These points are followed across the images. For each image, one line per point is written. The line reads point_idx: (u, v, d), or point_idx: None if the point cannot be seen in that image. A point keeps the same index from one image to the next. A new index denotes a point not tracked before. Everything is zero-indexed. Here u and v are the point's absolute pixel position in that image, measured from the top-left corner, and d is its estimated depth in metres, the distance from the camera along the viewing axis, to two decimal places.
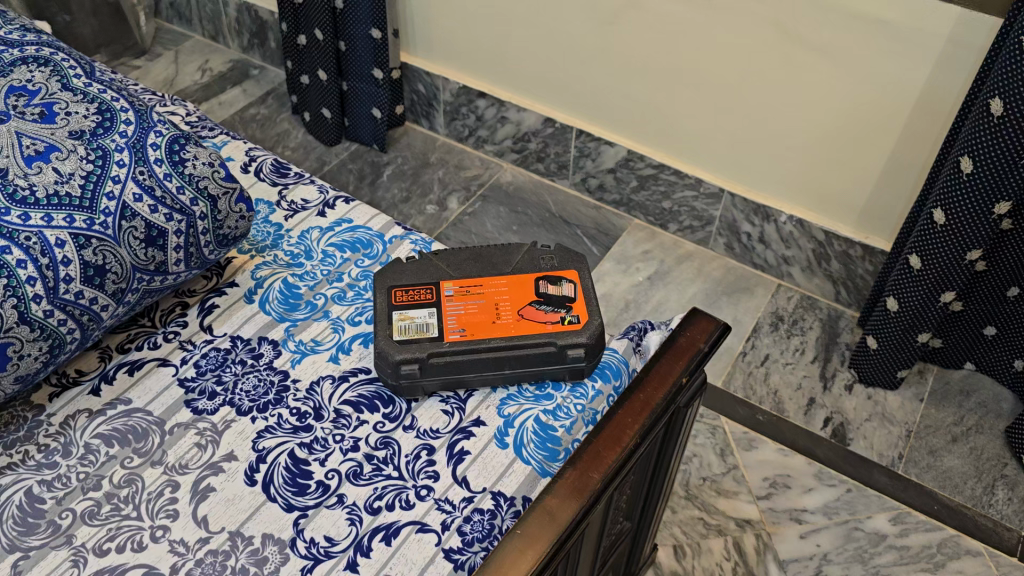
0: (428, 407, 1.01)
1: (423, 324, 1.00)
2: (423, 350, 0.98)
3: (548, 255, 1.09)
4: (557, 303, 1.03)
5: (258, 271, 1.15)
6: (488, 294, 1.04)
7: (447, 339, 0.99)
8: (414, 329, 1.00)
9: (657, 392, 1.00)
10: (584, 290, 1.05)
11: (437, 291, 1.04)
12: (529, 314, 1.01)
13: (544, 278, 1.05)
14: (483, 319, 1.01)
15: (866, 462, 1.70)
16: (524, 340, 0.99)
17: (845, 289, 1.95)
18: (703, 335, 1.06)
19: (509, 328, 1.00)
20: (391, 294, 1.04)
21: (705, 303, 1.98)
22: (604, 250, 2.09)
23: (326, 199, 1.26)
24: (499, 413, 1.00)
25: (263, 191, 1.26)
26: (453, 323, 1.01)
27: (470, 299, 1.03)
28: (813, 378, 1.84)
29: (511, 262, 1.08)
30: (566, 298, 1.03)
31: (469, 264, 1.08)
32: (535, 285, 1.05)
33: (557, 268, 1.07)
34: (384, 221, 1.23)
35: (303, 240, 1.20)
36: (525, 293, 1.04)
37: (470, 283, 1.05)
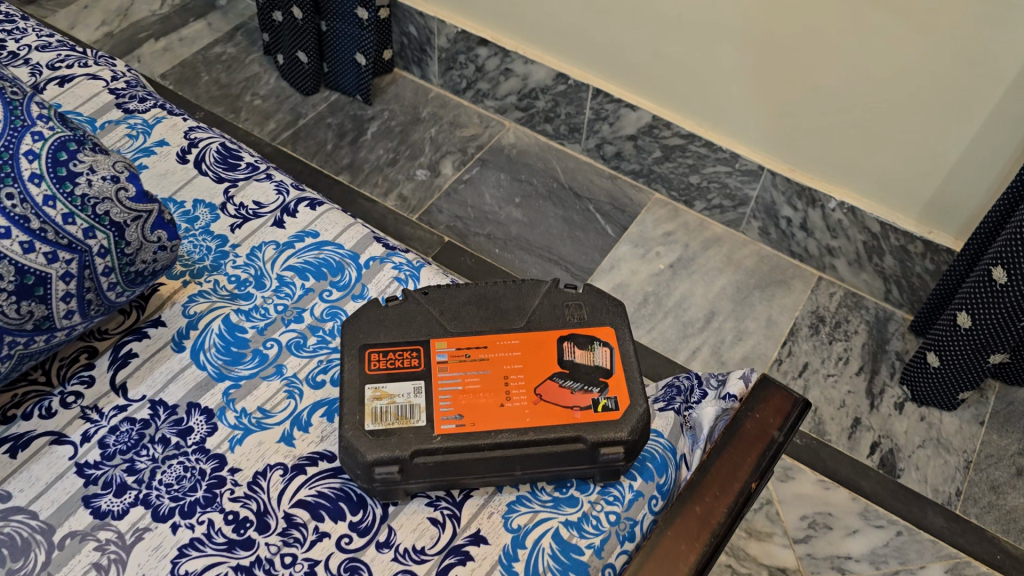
0: (411, 515, 0.76)
1: (405, 407, 0.74)
2: (405, 446, 0.72)
3: (576, 306, 0.82)
4: (588, 378, 0.76)
5: (192, 305, 0.88)
6: (495, 362, 0.77)
7: (437, 431, 0.73)
8: (393, 414, 0.74)
9: (718, 505, 0.75)
10: (624, 357, 0.78)
11: (426, 356, 0.78)
12: (549, 395, 0.75)
13: (570, 339, 0.79)
14: (488, 400, 0.75)
15: (918, 499, 1.47)
16: (542, 436, 0.73)
17: (898, 288, 1.68)
18: (776, 419, 0.80)
19: (523, 415, 0.74)
20: (365, 358, 0.77)
21: (735, 298, 1.71)
22: (620, 230, 1.81)
23: (286, 202, 0.97)
24: (505, 524, 0.75)
25: (203, 189, 0.97)
26: (447, 405, 0.74)
27: (470, 370, 0.77)
28: (858, 393, 1.60)
29: (525, 312, 0.82)
30: (600, 369, 0.77)
31: (469, 314, 0.81)
32: (557, 350, 0.78)
33: (588, 325, 0.81)
34: (361, 235, 0.96)
35: (253, 260, 0.92)
36: (544, 363, 0.77)
37: (470, 344, 0.79)
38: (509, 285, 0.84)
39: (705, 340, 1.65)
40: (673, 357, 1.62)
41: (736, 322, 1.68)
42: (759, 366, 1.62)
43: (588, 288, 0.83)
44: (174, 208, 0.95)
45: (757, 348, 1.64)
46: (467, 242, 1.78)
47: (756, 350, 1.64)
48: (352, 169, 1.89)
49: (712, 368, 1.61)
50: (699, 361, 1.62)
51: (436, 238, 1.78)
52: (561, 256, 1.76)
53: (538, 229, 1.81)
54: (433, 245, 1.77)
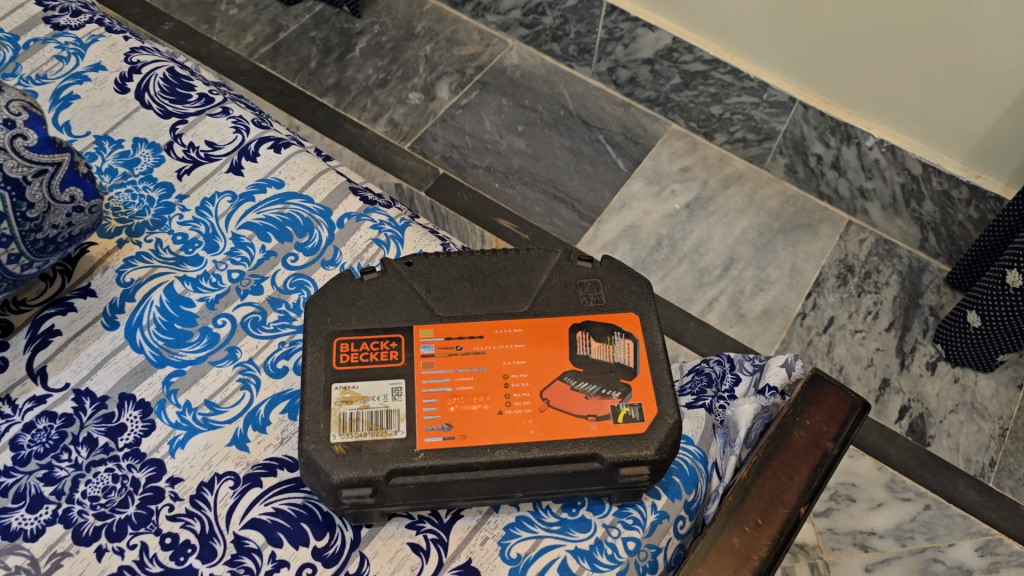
0: (390, 542, 0.63)
1: (379, 414, 0.60)
2: (379, 465, 0.58)
3: (592, 285, 0.67)
4: (606, 380, 0.62)
5: (128, 271, 0.73)
6: (493, 357, 0.63)
7: (419, 445, 0.59)
8: (365, 422, 0.60)
9: (759, 537, 0.62)
10: (650, 353, 0.64)
11: (407, 348, 0.63)
12: (558, 401, 0.61)
13: (585, 329, 0.65)
14: (483, 406, 0.60)
15: (949, 469, 1.35)
16: (549, 454, 0.59)
17: (936, 236, 1.53)
18: (829, 427, 0.67)
19: (526, 427, 0.60)
20: (332, 349, 0.63)
21: (757, 243, 1.56)
22: (632, 165, 1.64)
23: (244, 143, 0.82)
24: (502, 554, 0.62)
25: (145, 125, 0.81)
26: (432, 412, 0.60)
27: (461, 367, 0.62)
28: (888, 352, 1.46)
29: (530, 292, 0.67)
30: (620, 369, 0.63)
31: (460, 293, 0.66)
32: (569, 343, 0.64)
33: (605, 309, 0.66)
34: (334, 185, 0.80)
35: (203, 215, 0.77)
36: (553, 360, 0.63)
37: (462, 333, 0.64)
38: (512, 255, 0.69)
39: (723, 289, 1.51)
40: (688, 309, 1.48)
41: (757, 271, 1.53)
42: (781, 318, 1.48)
43: (607, 261, 0.68)
44: (111, 148, 0.80)
45: (780, 300, 1.50)
46: (464, 175, 1.61)
47: (778, 302, 1.50)
48: (338, 90, 1.70)
49: (729, 321, 1.47)
50: (716, 314, 1.48)
51: (430, 169, 1.61)
52: (567, 192, 1.60)
53: (541, 162, 1.63)
54: (426, 177, 1.60)
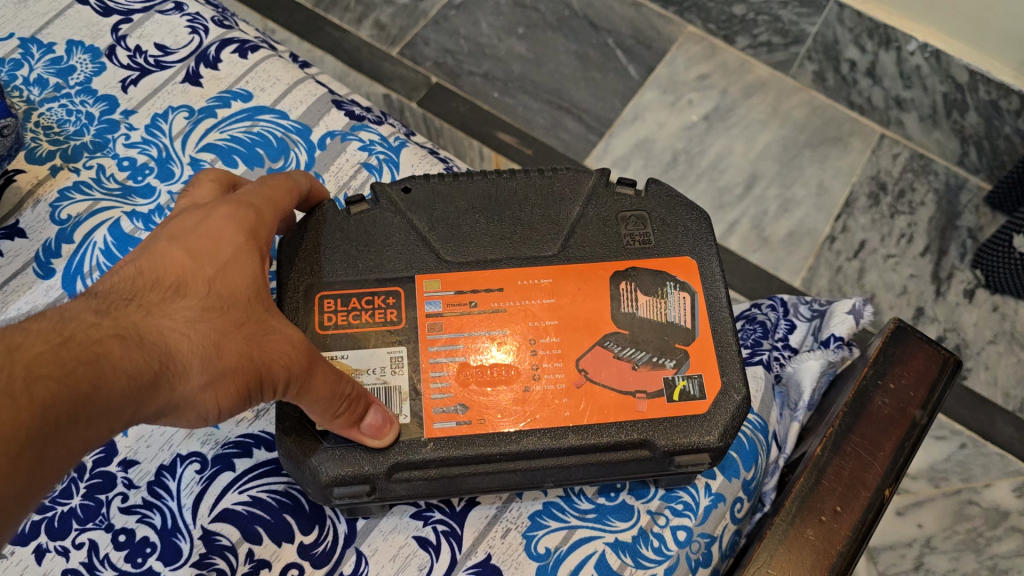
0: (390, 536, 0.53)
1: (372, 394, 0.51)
2: (377, 459, 0.49)
3: (635, 220, 0.57)
4: (657, 345, 0.53)
5: (64, 206, 0.60)
6: (515, 318, 0.53)
7: (427, 432, 0.50)
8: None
9: (838, 528, 0.52)
10: (710, 310, 0.55)
11: (409, 307, 0.53)
12: (597, 372, 0.52)
13: (628, 280, 0.55)
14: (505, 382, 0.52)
15: (986, 405, 1.26)
16: (587, 441, 0.50)
17: (977, 150, 1.40)
18: (917, 390, 0.56)
19: (560, 408, 0.51)
20: (314, 308, 0.53)
21: (782, 159, 1.43)
22: (645, 72, 1.48)
23: (202, 46, 0.67)
24: (528, 550, 0.53)
25: (81, 24, 0.67)
26: (441, 389, 0.51)
27: (476, 328, 0.53)
28: (923, 278, 1.35)
29: (559, 231, 0.56)
30: (674, 331, 0.54)
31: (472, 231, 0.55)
32: (610, 298, 0.54)
33: (652, 252, 0.56)
34: (313, 97, 0.66)
35: (156, 136, 0.63)
36: (591, 319, 0.54)
37: (477, 287, 0.54)
38: (533, 179, 0.58)
39: (745, 211, 1.38)
40: None
41: (782, 189, 1.40)
42: (808, 242, 1.36)
43: (655, 188, 0.57)
44: (39, 54, 0.65)
45: (806, 221, 1.38)
46: (459, 84, 1.45)
47: (805, 224, 1.38)
48: None
49: (752, 246, 1.36)
50: (737, 238, 1.36)
51: (421, 78, 1.45)
52: (573, 103, 1.45)
53: (545, 70, 1.47)
54: (417, 86, 1.44)
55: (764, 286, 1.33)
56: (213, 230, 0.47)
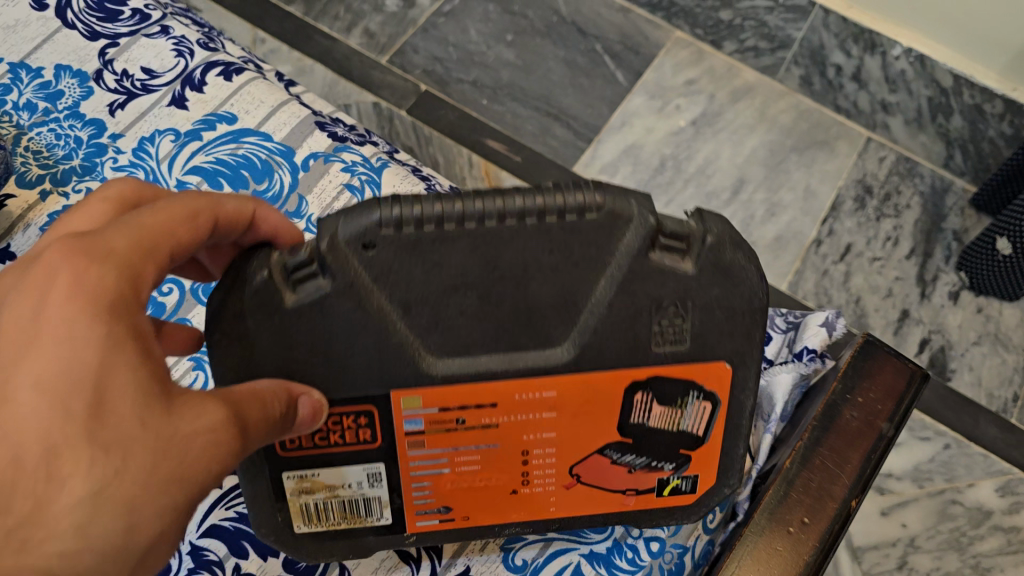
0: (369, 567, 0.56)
1: (353, 500, 0.52)
2: (359, 548, 0.54)
3: (666, 317, 0.47)
4: (660, 453, 0.52)
5: None
6: (507, 434, 0.50)
7: (410, 529, 0.53)
8: (337, 511, 0.52)
9: (805, 539, 0.53)
10: (727, 417, 0.52)
11: (384, 427, 0.49)
12: (588, 476, 0.53)
13: (644, 392, 0.49)
14: (494, 484, 0.52)
15: (970, 406, 1.27)
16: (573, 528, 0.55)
17: (962, 153, 1.41)
18: (885, 403, 0.58)
19: (547, 505, 0.54)
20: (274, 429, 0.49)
21: (768, 163, 1.44)
22: (633, 78, 1.50)
23: (188, 69, 0.69)
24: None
25: (69, 48, 0.68)
26: (423, 495, 0.52)
27: (463, 444, 0.50)
28: (908, 280, 1.37)
29: (569, 319, 0.47)
30: (683, 439, 0.52)
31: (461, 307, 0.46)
32: (622, 411, 0.50)
33: (681, 362, 0.48)
34: (297, 118, 0.68)
35: (143, 159, 0.65)
36: (587, 443, 0.51)
37: (462, 405, 0.48)
38: (552, 237, 0.45)
39: (732, 215, 1.40)
40: None
41: (769, 193, 1.41)
42: (795, 245, 1.38)
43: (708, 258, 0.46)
44: (28, 79, 0.67)
45: (792, 226, 1.39)
46: (449, 91, 1.46)
47: (791, 228, 1.39)
48: None
49: None
50: None
51: (411, 85, 1.46)
52: (561, 109, 1.46)
53: (534, 76, 1.48)
54: (407, 94, 1.45)
55: None
56: (105, 371, 0.37)
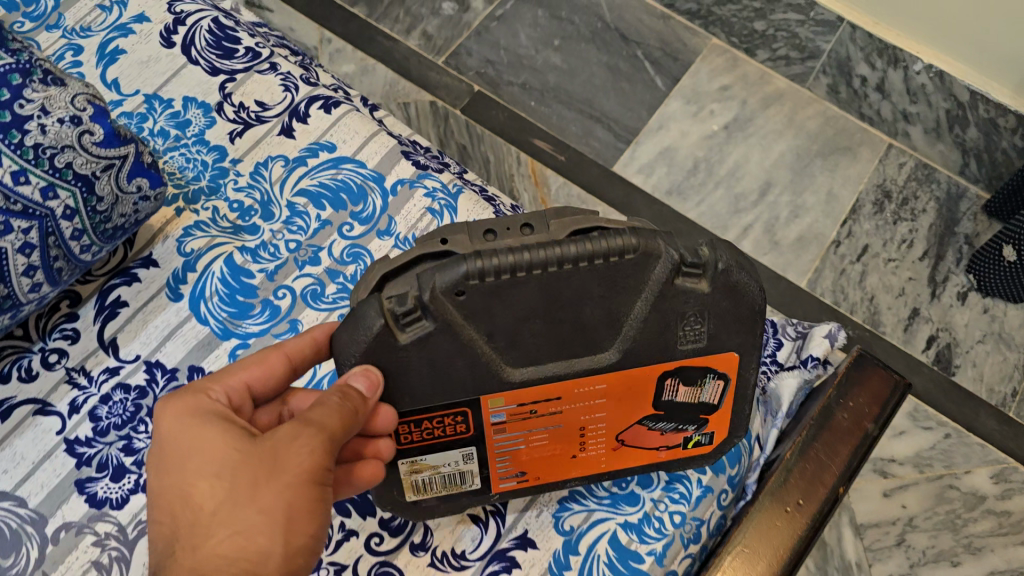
0: (403, 486, 0.63)
1: (452, 475, 0.63)
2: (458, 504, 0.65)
3: (695, 320, 0.58)
4: (683, 418, 0.64)
5: (188, 241, 0.74)
6: (569, 416, 0.62)
7: (495, 489, 0.65)
8: (440, 481, 0.64)
9: (800, 516, 0.66)
10: (735, 389, 0.64)
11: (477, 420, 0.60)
12: (632, 441, 0.65)
13: (674, 377, 0.61)
14: (559, 453, 0.64)
15: (972, 399, 1.38)
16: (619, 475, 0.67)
17: (977, 162, 1.50)
18: (872, 407, 0.69)
19: (599, 462, 0.65)
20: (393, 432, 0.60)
21: (795, 167, 1.54)
22: (670, 83, 1.60)
23: (294, 103, 0.81)
24: None
25: (192, 83, 0.81)
26: (505, 467, 0.64)
27: (533, 432, 0.62)
28: (920, 281, 1.47)
29: (618, 332, 0.57)
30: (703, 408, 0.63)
31: (524, 303, 0.55)
32: (656, 389, 0.61)
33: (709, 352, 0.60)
34: (385, 148, 0.80)
35: (257, 181, 0.77)
36: (633, 406, 0.62)
37: (536, 399, 0.60)
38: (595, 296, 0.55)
39: (759, 215, 1.50)
40: (722, 235, 1.49)
41: (794, 195, 1.52)
42: (816, 245, 1.49)
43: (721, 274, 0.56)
44: (161, 109, 0.80)
45: (814, 227, 1.50)
46: (499, 92, 1.57)
47: (813, 229, 1.50)
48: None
49: (763, 248, 1.48)
50: (750, 241, 1.49)
51: (464, 86, 1.57)
52: (604, 112, 1.57)
53: (578, 80, 1.59)
54: (461, 94, 1.56)
55: (773, 287, 1.46)
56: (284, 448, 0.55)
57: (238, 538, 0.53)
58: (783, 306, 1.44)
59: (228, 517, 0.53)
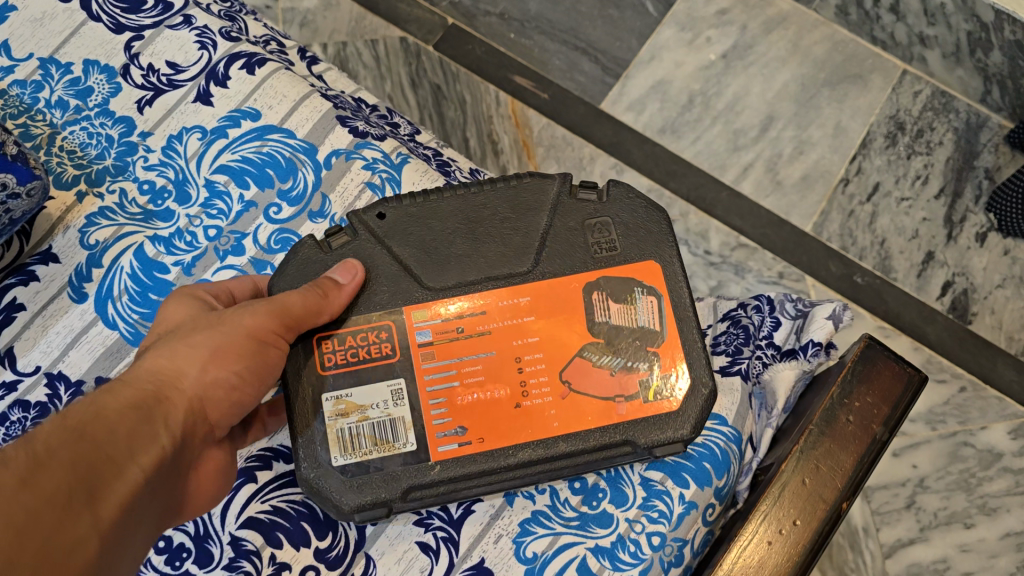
0: (326, 439, 0.60)
1: (380, 424, 0.61)
2: (392, 485, 0.60)
3: (601, 228, 0.64)
4: (630, 352, 0.62)
5: (92, 231, 0.65)
6: (500, 339, 0.62)
7: (433, 455, 0.60)
8: (368, 437, 0.60)
9: (797, 539, 0.57)
10: (673, 308, 0.64)
11: (400, 337, 0.62)
12: (578, 383, 0.61)
13: (600, 290, 0.63)
14: (502, 398, 0.61)
15: (989, 348, 1.29)
16: (577, 446, 0.61)
17: (1000, 89, 1.36)
18: (880, 408, 0.60)
19: (549, 418, 0.61)
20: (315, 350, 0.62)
21: (799, 98, 1.42)
22: (662, 8, 1.45)
23: (212, 62, 0.70)
24: None
25: (95, 43, 0.70)
26: (440, 415, 0.61)
27: (466, 364, 0.62)
28: (935, 222, 1.36)
29: (531, 244, 0.64)
30: (645, 335, 0.63)
31: (450, 220, 0.64)
32: (587, 307, 0.63)
33: (622, 261, 0.64)
34: (319, 112, 0.69)
35: (171, 157, 0.67)
36: (568, 334, 0.62)
37: (462, 313, 0.62)
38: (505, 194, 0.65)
39: (760, 153, 1.39)
40: (721, 176, 1.38)
41: (799, 130, 1.40)
42: (822, 185, 1.37)
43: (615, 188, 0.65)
44: (58, 75, 0.69)
45: (821, 164, 1.38)
46: (476, 24, 1.44)
47: (819, 167, 1.38)
48: None
49: (765, 190, 1.37)
50: (751, 182, 1.38)
51: (437, 19, 1.44)
52: (589, 43, 1.43)
53: (562, 8, 1.45)
54: (434, 29, 1.44)
55: (775, 233, 1.35)
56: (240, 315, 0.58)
57: (172, 363, 0.56)
58: (786, 254, 1.34)
59: (159, 345, 0.56)
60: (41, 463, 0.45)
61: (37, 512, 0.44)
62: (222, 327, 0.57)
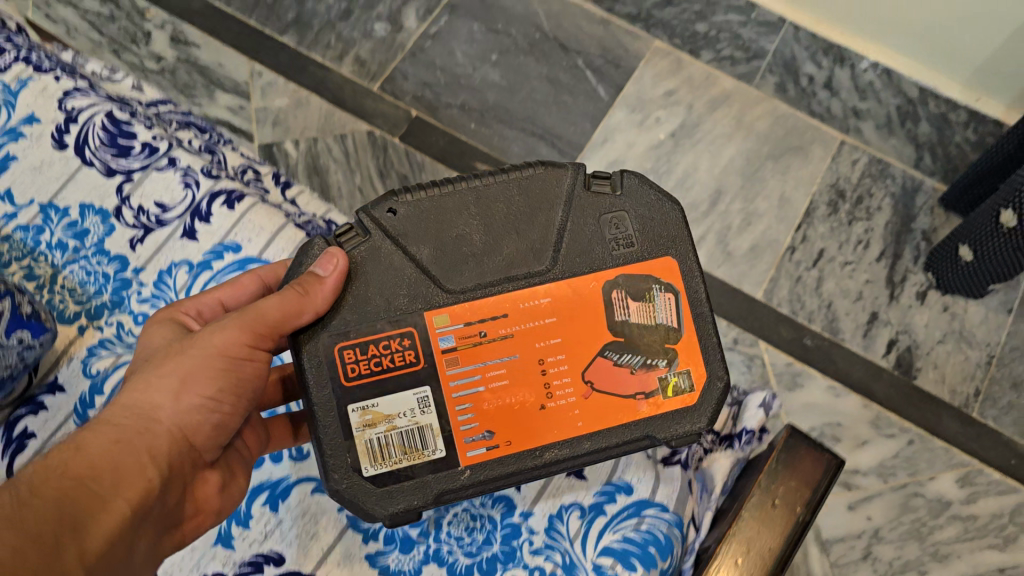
0: (358, 450, 0.65)
1: (406, 432, 0.65)
2: (424, 492, 0.66)
3: (619, 221, 0.68)
4: (647, 350, 0.68)
5: (94, 361, 0.72)
6: (523, 341, 0.66)
7: (462, 460, 0.66)
8: (397, 446, 0.65)
9: None
10: (688, 306, 0.69)
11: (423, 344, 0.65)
12: (600, 382, 0.67)
13: (618, 289, 0.67)
14: (527, 402, 0.66)
15: (934, 402, 1.38)
16: (596, 444, 0.67)
17: (931, 155, 1.50)
18: (802, 492, 0.68)
19: (573, 418, 0.67)
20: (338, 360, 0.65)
21: (744, 172, 1.51)
22: (613, 92, 1.55)
23: (195, 201, 0.77)
24: None
25: (89, 187, 0.77)
26: (467, 420, 0.66)
27: (489, 364, 0.66)
28: (877, 283, 1.45)
29: (549, 243, 0.67)
30: (665, 333, 0.68)
31: (463, 217, 0.67)
32: (606, 305, 0.67)
33: (642, 258, 0.68)
34: (294, 244, 0.77)
35: (162, 291, 0.75)
36: (589, 338, 0.67)
37: (483, 317, 0.66)
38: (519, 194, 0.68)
39: (710, 226, 1.48)
40: None
41: (746, 203, 1.49)
42: (770, 254, 1.46)
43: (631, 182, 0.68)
44: (57, 218, 0.77)
45: (768, 234, 1.47)
46: (439, 115, 1.54)
47: (766, 236, 1.47)
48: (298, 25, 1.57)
49: (717, 260, 1.46)
50: (703, 254, 1.47)
51: (402, 112, 1.53)
52: (546, 128, 1.53)
53: (519, 97, 1.54)
54: (399, 121, 1.53)
55: (728, 301, 1.44)
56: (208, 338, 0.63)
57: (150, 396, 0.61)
58: (740, 321, 1.42)
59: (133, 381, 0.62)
60: (24, 502, 0.50)
61: (30, 542, 0.48)
62: (192, 352, 0.62)
